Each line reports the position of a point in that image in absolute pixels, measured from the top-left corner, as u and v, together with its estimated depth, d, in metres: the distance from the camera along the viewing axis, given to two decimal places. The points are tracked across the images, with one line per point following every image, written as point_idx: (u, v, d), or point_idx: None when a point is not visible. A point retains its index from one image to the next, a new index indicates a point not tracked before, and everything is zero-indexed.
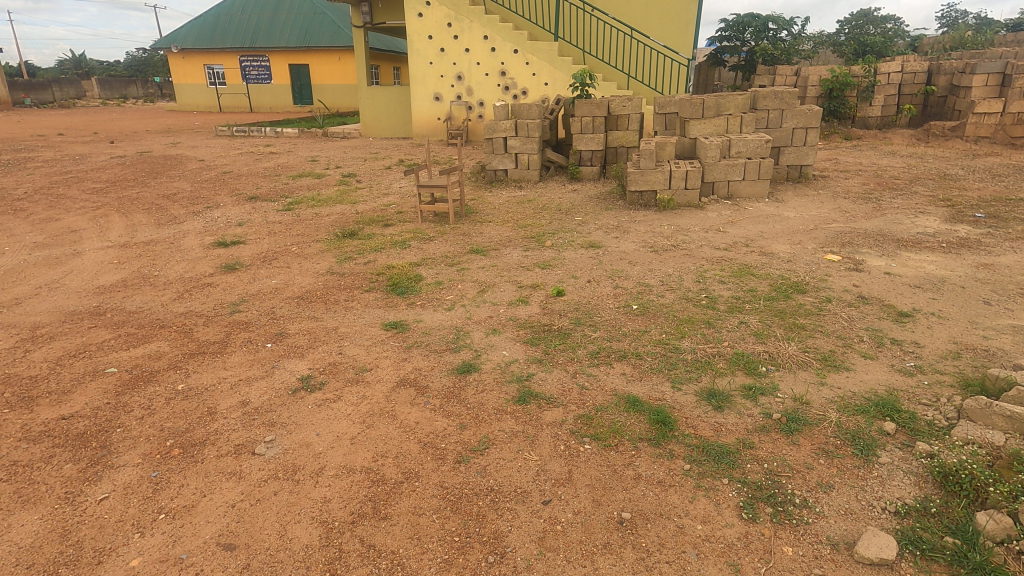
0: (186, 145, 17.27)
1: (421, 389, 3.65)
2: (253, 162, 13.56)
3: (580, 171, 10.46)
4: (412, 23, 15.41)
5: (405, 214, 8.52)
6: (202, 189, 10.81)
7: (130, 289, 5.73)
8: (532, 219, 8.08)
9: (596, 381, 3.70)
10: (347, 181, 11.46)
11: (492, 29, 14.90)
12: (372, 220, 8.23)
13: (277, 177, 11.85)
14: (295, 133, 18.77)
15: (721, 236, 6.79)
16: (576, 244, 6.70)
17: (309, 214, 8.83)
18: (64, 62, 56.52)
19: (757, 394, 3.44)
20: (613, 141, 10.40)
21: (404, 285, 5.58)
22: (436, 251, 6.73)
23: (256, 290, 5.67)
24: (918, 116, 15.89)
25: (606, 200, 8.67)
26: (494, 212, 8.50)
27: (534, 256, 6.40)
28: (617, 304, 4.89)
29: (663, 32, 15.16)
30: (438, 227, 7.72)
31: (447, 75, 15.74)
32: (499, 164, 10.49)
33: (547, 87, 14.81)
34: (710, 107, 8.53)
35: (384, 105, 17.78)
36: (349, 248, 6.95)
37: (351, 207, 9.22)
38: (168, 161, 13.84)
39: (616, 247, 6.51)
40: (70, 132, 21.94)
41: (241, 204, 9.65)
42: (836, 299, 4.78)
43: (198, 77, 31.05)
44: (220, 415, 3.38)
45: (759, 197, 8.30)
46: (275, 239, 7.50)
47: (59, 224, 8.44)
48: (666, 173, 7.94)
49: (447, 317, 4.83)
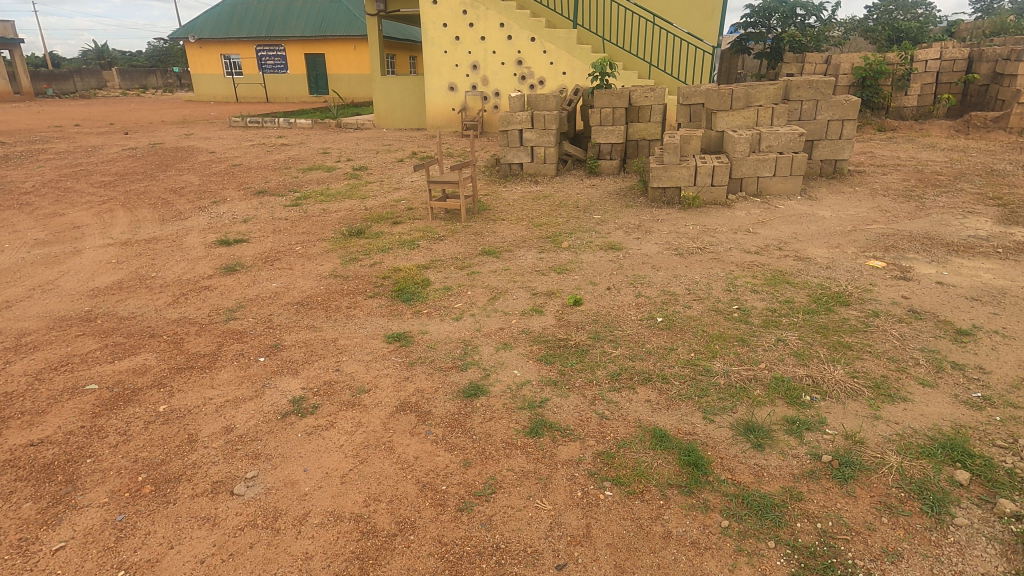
0: (199, 136, 17.09)
1: (422, 416, 3.29)
2: (263, 155, 13.30)
3: (598, 165, 10.00)
4: (426, 11, 14.99)
5: (416, 211, 8.17)
6: (210, 183, 10.57)
7: (124, 292, 5.47)
8: (548, 216, 7.67)
9: (617, 410, 3.30)
10: (358, 174, 11.13)
11: (508, 17, 14.40)
12: (380, 217, 7.89)
13: (287, 170, 11.57)
14: (309, 124, 18.52)
15: (751, 238, 6.32)
16: (594, 246, 6.29)
17: (317, 210, 8.52)
18: (87, 54, 57.37)
19: (802, 430, 3.02)
20: (634, 134, 9.91)
21: (410, 291, 5.22)
22: (446, 252, 6.36)
23: (255, 294, 5.35)
24: (956, 106, 15.07)
25: (627, 196, 8.22)
26: (508, 209, 8.09)
27: (550, 259, 5.99)
28: (640, 316, 4.48)
29: (687, 19, 14.54)
30: (449, 226, 7.35)
31: (462, 64, 15.31)
32: (514, 158, 10.07)
33: (565, 76, 14.30)
34: (740, 98, 7.99)
35: (398, 96, 17.42)
36: (355, 248, 6.62)
37: (359, 203, 8.90)
38: (179, 154, 13.65)
39: (637, 250, 6.09)
40: (87, 123, 21.95)
41: (248, 199, 9.38)
42: (884, 314, 4.31)
43: (214, 68, 30.99)
44: (200, 445, 3.06)
45: (791, 194, 7.78)
46: (279, 237, 7.20)
47: (62, 219, 8.25)
48: (691, 169, 7.45)
49: (455, 328, 4.46)
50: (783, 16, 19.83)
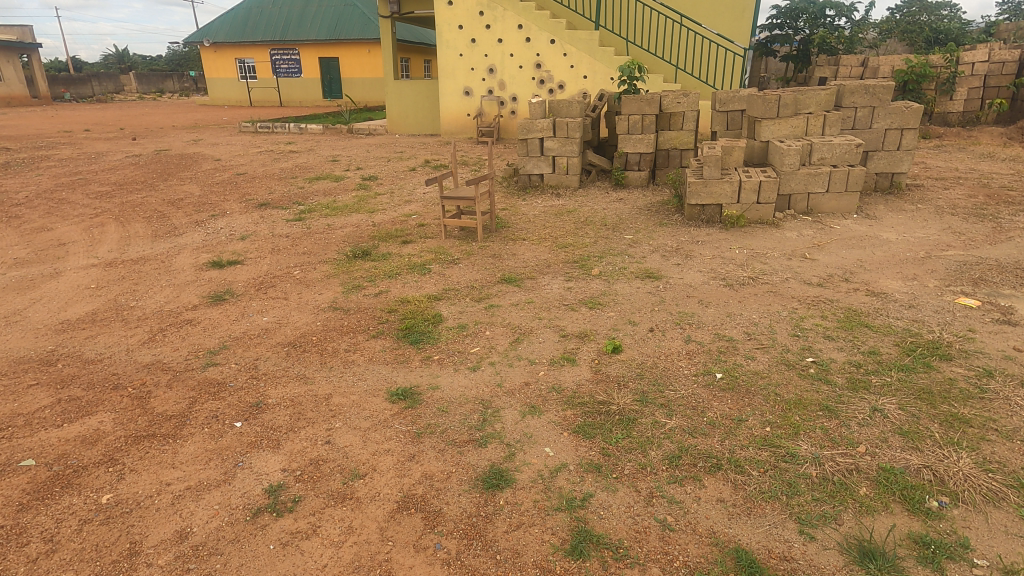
0: (207, 142, 16.59)
1: (431, 519, 2.57)
2: (270, 163, 12.72)
3: (626, 176, 9.23)
4: (442, 13, 14.35)
5: (427, 228, 7.48)
6: (211, 194, 9.99)
7: (97, 326, 4.83)
8: (573, 235, 6.93)
9: (682, 514, 2.54)
10: (367, 185, 10.48)
11: (527, 18, 13.71)
12: (389, 236, 7.21)
13: (293, 180, 10.96)
14: (320, 129, 17.98)
15: (809, 265, 5.52)
16: (629, 274, 5.54)
17: (321, 226, 7.86)
18: (107, 59, 57.87)
19: (939, 558, 2.25)
20: (664, 142, 9.14)
21: (418, 330, 4.51)
22: (461, 279, 5.65)
23: (242, 331, 4.67)
24: (1006, 111, 14.07)
25: (660, 213, 7.46)
26: (529, 226, 7.37)
27: (579, 289, 5.26)
28: (694, 371, 3.73)
29: (715, 20, 13.75)
30: (464, 246, 6.65)
31: (478, 68, 14.62)
32: (534, 168, 9.34)
33: (586, 80, 13.60)
34: (788, 105, 7.16)
35: (411, 100, 16.79)
36: (358, 273, 5.93)
37: (367, 218, 8.24)
38: (183, 161, 13.12)
39: (679, 279, 5.33)
40: (96, 127, 21.56)
41: (249, 213, 8.78)
42: (999, 373, 3.50)
43: (228, 71, 30.70)
44: (143, 562, 2.37)
45: (845, 213, 6.97)
46: (277, 258, 6.54)
47: (49, 235, 7.68)
48: (735, 184, 6.66)
49: (471, 383, 3.74)
50: (810, 18, 18.98)
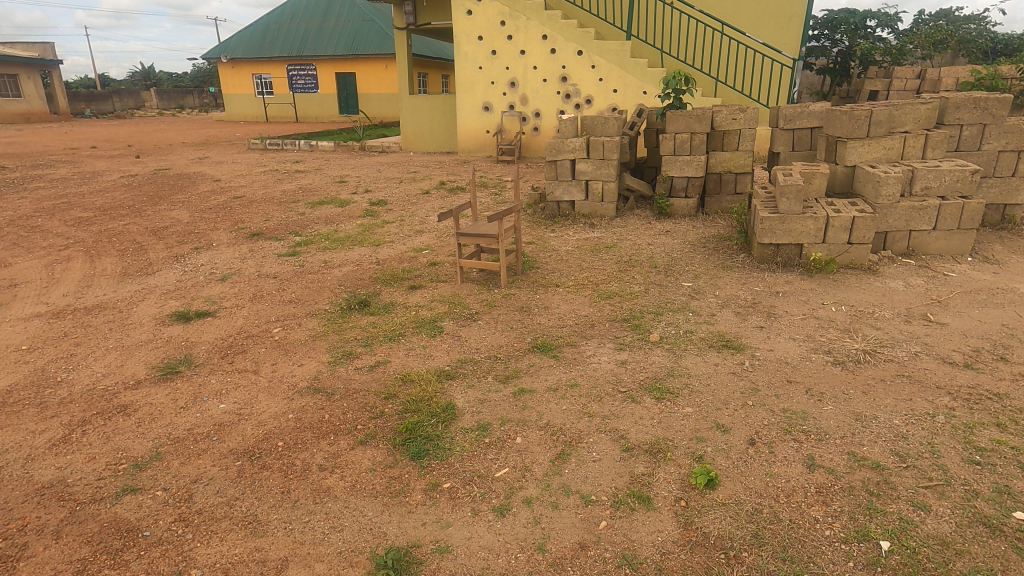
0: (212, 160, 15.69)
1: None
2: (272, 184, 11.71)
3: (671, 204, 7.99)
4: (461, 23, 13.34)
5: (441, 268, 6.30)
6: (200, 220, 8.94)
7: (3, 412, 3.69)
8: (617, 280, 5.69)
9: None
10: (375, 211, 9.38)
11: (552, 27, 12.63)
12: (394, 280, 6.03)
13: (294, 204, 9.90)
14: (331, 146, 17.05)
15: (939, 332, 4.20)
16: (698, 341, 4.29)
17: (316, 265, 6.72)
18: (135, 76, 58.64)
19: None
20: (716, 165, 7.89)
21: (424, 433, 3.29)
22: (480, 345, 4.42)
23: (189, 426, 3.48)
24: None
25: (720, 253, 6.19)
26: (562, 267, 6.15)
27: (636, 365, 4.00)
28: (841, 531, 2.44)
29: (759, 29, 12.52)
30: (484, 295, 5.44)
31: (499, 81, 13.54)
32: (564, 194, 8.16)
33: (617, 95, 12.48)
34: (882, 122, 5.83)
35: (427, 116, 15.78)
36: (352, 332, 4.74)
37: (370, 253, 7.09)
38: (180, 182, 12.16)
39: (767, 352, 4.06)
40: (103, 144, 20.85)
41: (238, 245, 7.68)
42: None
43: (245, 87, 30.21)
44: None
45: (957, 254, 5.63)
46: (258, 308, 5.39)
47: (3, 273, 6.62)
48: (822, 220, 5.39)
49: (497, 543, 2.49)
50: (850, 29, 17.61)
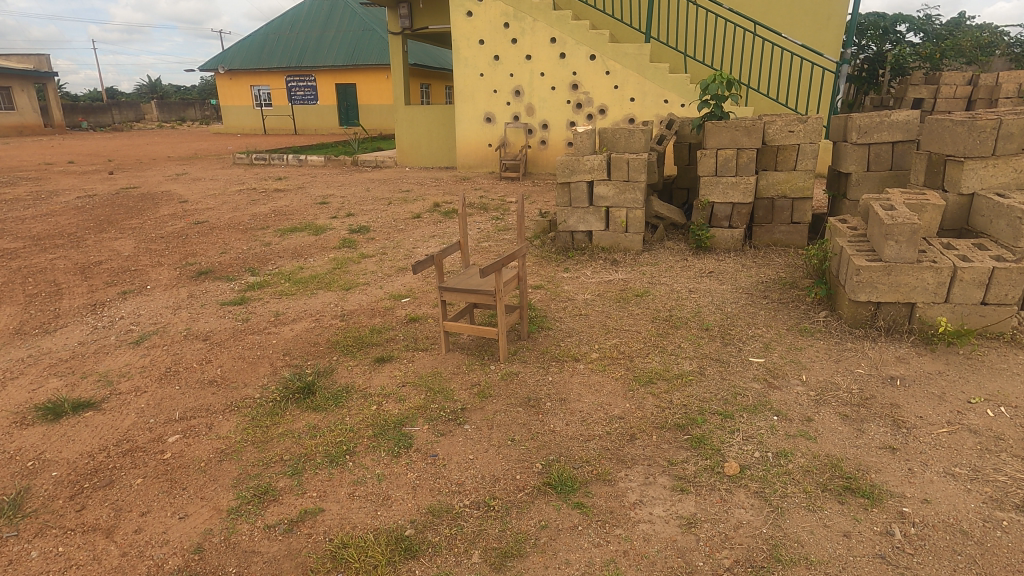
0: (189, 177, 14.29)
1: None
2: (244, 206, 10.30)
3: (712, 236, 6.50)
4: (460, 25, 11.98)
5: (422, 328, 4.81)
6: (145, 253, 7.49)
7: None
8: (658, 351, 4.18)
9: None
10: (353, 240, 7.92)
11: (561, 29, 11.25)
12: (357, 346, 4.55)
13: (261, 232, 8.47)
14: (321, 160, 15.66)
15: None
16: (799, 478, 2.76)
17: (264, 320, 5.24)
18: (141, 90, 58.13)
19: None
20: (769, 187, 6.38)
21: None
22: (465, 475, 2.93)
23: None
24: None
25: (791, 309, 4.68)
26: (580, 328, 4.67)
27: (711, 530, 2.48)
28: None
29: (795, 29, 11.09)
30: (476, 376, 3.96)
31: (502, 89, 12.13)
32: (579, 223, 6.69)
33: (634, 103, 11.07)
34: (1013, 135, 4.31)
35: (424, 127, 14.40)
36: (280, 446, 3.23)
37: (337, 303, 5.62)
38: (142, 203, 10.75)
39: (918, 508, 2.53)
40: (81, 159, 19.50)
41: (178, 289, 6.22)
42: None
43: (241, 98, 29.06)
44: None
45: None
46: (161, 395, 3.90)
47: None
48: (947, 272, 3.88)
49: None
50: (878, 34, 16.23)
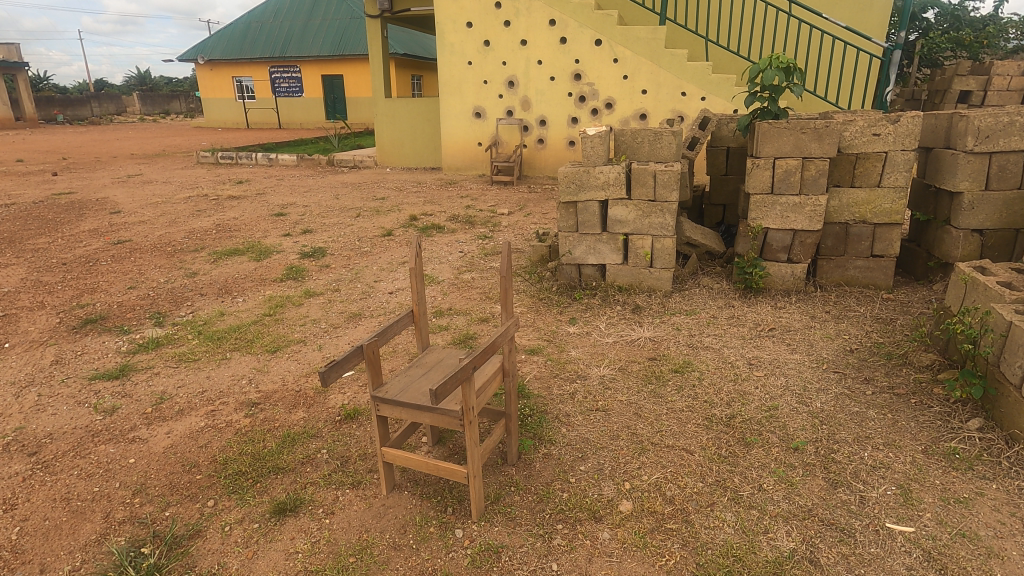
0: (139, 180, 12.58)
1: None
2: (185, 219, 8.63)
3: (765, 273, 4.89)
4: (444, 5, 10.28)
5: (359, 436, 3.18)
6: (31, 289, 5.83)
7: None
8: (726, 501, 2.57)
9: None
10: (303, 269, 6.28)
11: (562, 9, 9.57)
12: (252, 474, 2.92)
13: (191, 256, 6.81)
14: (293, 159, 13.94)
15: None
16: None
17: (136, 412, 3.60)
18: (127, 82, 55.99)
19: None
20: (843, 209, 4.77)
21: None
22: None
23: None
24: None
25: (920, 412, 3.08)
26: (597, 440, 3.06)
27: None
28: None
29: (837, 9, 9.40)
30: (430, 560, 2.34)
31: (493, 80, 10.44)
32: (588, 254, 5.07)
33: (646, 96, 9.45)
34: None
35: (407, 123, 12.71)
36: None
37: (252, 378, 3.97)
38: (66, 214, 9.06)
39: None
40: (32, 157, 17.71)
41: (43, 349, 4.56)
42: None
43: (221, 90, 27.27)
44: None
45: None
46: None
47: None
48: None
49: None
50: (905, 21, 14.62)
